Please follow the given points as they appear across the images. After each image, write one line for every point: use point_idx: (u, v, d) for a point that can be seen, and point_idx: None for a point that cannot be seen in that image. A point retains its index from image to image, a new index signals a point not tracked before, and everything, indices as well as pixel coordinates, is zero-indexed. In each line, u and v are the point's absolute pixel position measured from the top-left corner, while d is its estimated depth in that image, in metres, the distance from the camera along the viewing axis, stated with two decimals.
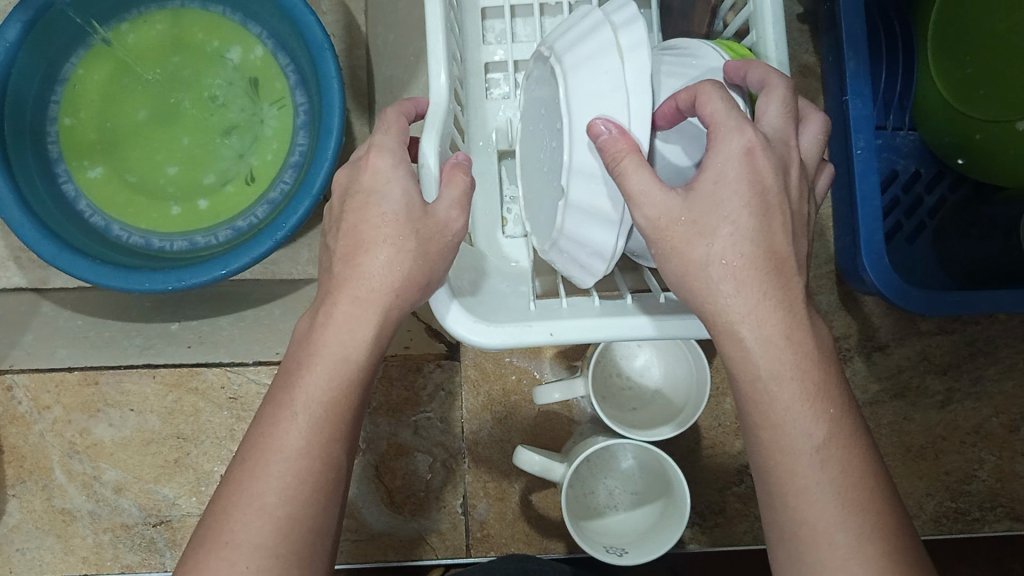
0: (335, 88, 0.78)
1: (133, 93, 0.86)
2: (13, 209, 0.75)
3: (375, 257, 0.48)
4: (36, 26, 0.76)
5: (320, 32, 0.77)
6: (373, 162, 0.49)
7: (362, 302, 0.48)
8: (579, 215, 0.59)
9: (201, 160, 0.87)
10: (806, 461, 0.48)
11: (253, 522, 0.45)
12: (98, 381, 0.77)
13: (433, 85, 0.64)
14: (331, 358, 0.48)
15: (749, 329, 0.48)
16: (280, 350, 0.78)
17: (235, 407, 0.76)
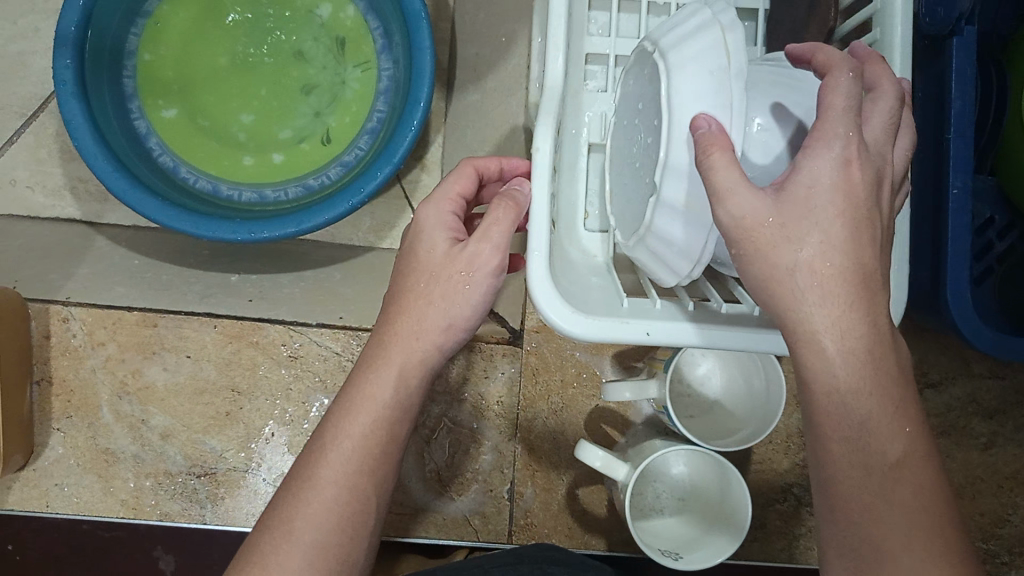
0: (427, 57, 0.76)
1: (216, 35, 0.84)
2: (88, 138, 0.72)
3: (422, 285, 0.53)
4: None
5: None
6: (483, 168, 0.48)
7: (418, 337, 0.52)
8: (667, 214, 0.52)
9: (277, 113, 0.85)
10: (917, 492, 0.47)
11: (315, 509, 0.50)
12: (155, 325, 0.76)
13: (550, 71, 0.63)
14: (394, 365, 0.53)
15: (877, 354, 0.46)
16: (342, 314, 0.78)
17: (293, 366, 0.76)
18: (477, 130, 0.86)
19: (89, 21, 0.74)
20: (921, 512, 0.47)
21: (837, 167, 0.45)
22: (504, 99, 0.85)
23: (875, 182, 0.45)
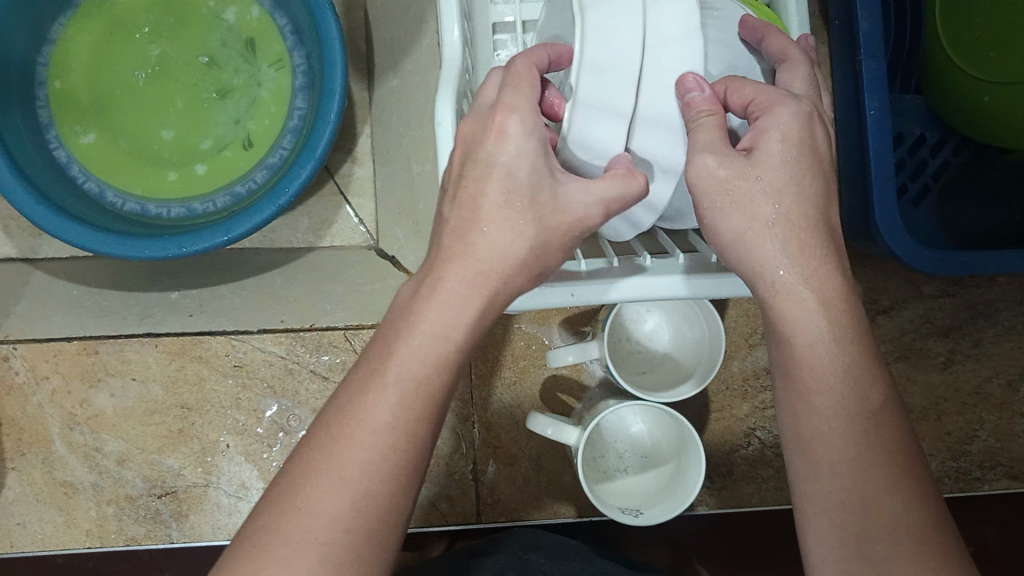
0: (337, 46, 0.76)
1: (126, 54, 0.83)
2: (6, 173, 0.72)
3: (498, 217, 0.45)
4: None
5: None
6: (502, 121, 0.45)
7: (475, 281, 0.45)
8: (588, 114, 0.49)
9: (196, 123, 0.84)
10: (834, 409, 0.46)
11: (330, 483, 0.42)
12: (97, 351, 0.76)
13: (446, 40, 0.62)
14: (451, 304, 0.45)
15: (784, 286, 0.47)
16: (284, 318, 0.78)
17: (240, 375, 0.76)
18: (400, 113, 0.84)
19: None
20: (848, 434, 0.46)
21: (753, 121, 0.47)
22: (423, 79, 0.84)
23: None
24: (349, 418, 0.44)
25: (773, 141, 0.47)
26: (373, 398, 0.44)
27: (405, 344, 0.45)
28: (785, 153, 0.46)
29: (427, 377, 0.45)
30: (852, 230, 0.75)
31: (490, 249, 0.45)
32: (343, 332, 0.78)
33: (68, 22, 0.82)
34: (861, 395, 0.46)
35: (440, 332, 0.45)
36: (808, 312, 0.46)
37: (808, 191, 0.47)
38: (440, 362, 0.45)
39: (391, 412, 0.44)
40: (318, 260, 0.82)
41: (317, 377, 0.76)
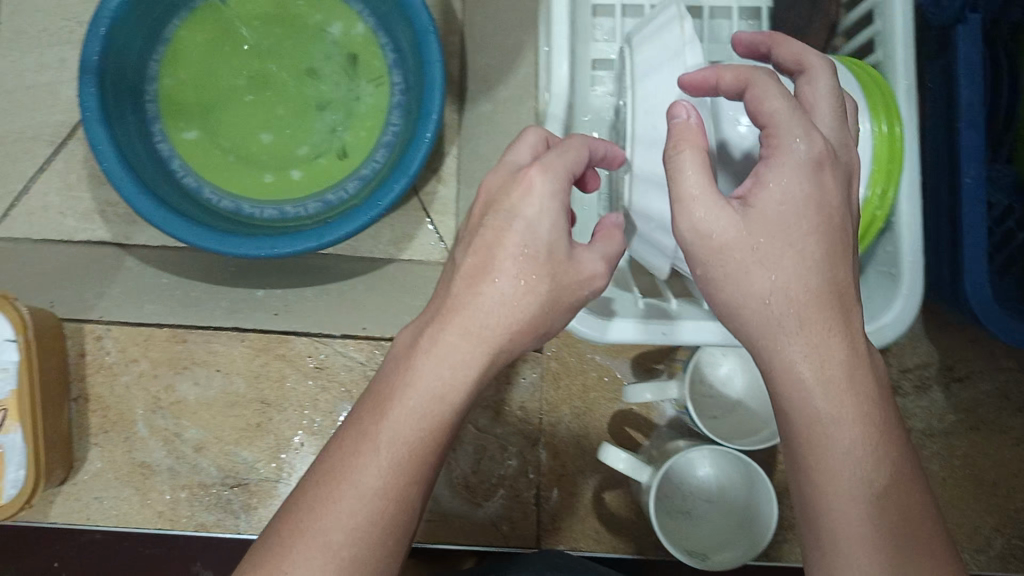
0: (438, 69, 0.79)
1: (235, 58, 0.87)
2: (117, 165, 0.75)
3: (509, 270, 0.48)
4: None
5: (427, 15, 0.80)
6: (535, 177, 0.48)
7: (461, 339, 0.47)
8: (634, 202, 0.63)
9: (295, 131, 0.87)
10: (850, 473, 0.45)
11: (316, 551, 0.44)
12: (185, 341, 0.79)
13: (555, 78, 0.65)
14: (445, 357, 0.47)
15: (799, 350, 0.46)
16: (366, 325, 0.80)
17: (320, 377, 0.78)
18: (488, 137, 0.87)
19: (110, 46, 0.77)
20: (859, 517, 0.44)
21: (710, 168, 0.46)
22: (514, 108, 0.87)
23: (847, 184, 0.47)
24: (342, 483, 0.45)
25: (769, 194, 0.45)
26: (364, 460, 0.45)
27: (398, 403, 0.46)
28: (802, 207, 0.45)
29: (419, 438, 0.46)
30: (935, 294, 0.75)
31: (478, 315, 0.47)
32: None
33: (184, 22, 0.85)
34: (881, 456, 0.45)
35: (437, 394, 0.46)
36: (812, 384, 0.46)
37: (823, 236, 0.46)
38: (432, 423, 0.46)
39: (378, 471, 0.45)
40: (401, 270, 0.84)
41: None
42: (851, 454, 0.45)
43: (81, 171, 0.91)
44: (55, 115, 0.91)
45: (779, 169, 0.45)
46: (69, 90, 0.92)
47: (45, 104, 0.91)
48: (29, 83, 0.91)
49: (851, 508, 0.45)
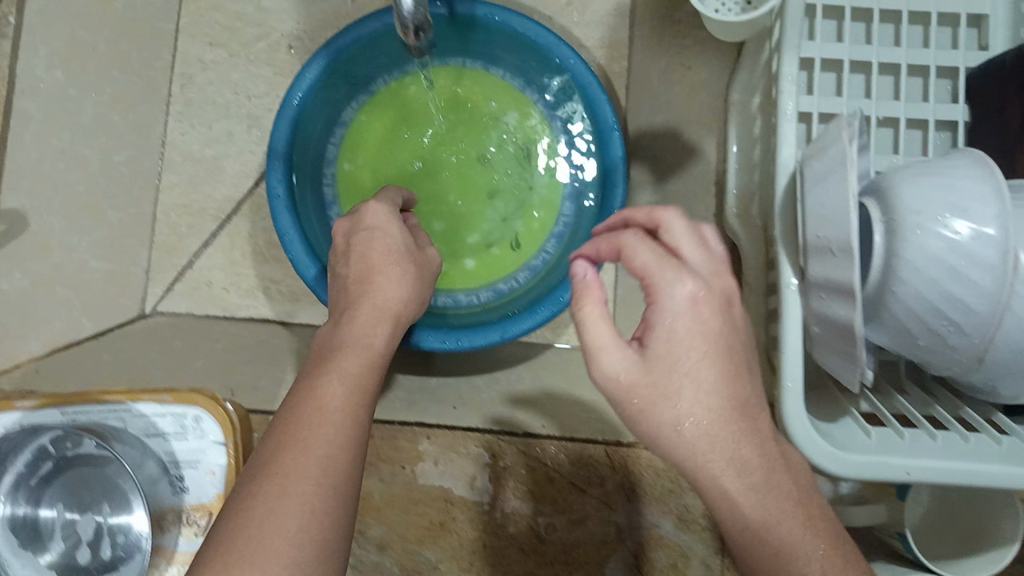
0: (620, 168, 0.79)
1: (409, 144, 0.87)
2: (302, 254, 0.76)
3: (367, 321, 0.61)
4: (336, 66, 0.81)
5: (612, 112, 0.79)
6: (373, 210, 0.67)
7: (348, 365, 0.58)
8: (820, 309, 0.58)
9: (466, 218, 0.86)
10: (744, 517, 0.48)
11: (290, 523, 0.48)
12: (372, 434, 0.78)
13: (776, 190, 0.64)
14: (338, 377, 0.56)
15: (696, 411, 0.49)
16: (547, 422, 0.79)
17: (503, 476, 0.78)
18: None
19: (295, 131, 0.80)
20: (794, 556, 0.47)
21: (704, 313, 0.50)
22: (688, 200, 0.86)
23: None
24: (295, 490, 0.49)
25: (661, 337, 0.50)
26: (302, 463, 0.51)
27: (308, 406, 0.54)
28: (645, 348, 0.50)
29: (330, 459, 0.52)
30: None
31: (374, 350, 0.60)
32: (606, 446, 0.78)
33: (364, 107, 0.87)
34: (762, 498, 0.48)
35: (338, 407, 0.55)
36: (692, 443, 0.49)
37: (718, 356, 0.50)
38: (339, 445, 0.53)
39: (312, 485, 0.50)
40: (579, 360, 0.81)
41: (575, 489, 0.78)
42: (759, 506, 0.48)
43: (246, 247, 0.91)
44: (222, 189, 0.91)
45: (666, 307, 0.50)
46: (236, 165, 0.92)
47: (212, 178, 0.92)
48: (197, 156, 0.92)
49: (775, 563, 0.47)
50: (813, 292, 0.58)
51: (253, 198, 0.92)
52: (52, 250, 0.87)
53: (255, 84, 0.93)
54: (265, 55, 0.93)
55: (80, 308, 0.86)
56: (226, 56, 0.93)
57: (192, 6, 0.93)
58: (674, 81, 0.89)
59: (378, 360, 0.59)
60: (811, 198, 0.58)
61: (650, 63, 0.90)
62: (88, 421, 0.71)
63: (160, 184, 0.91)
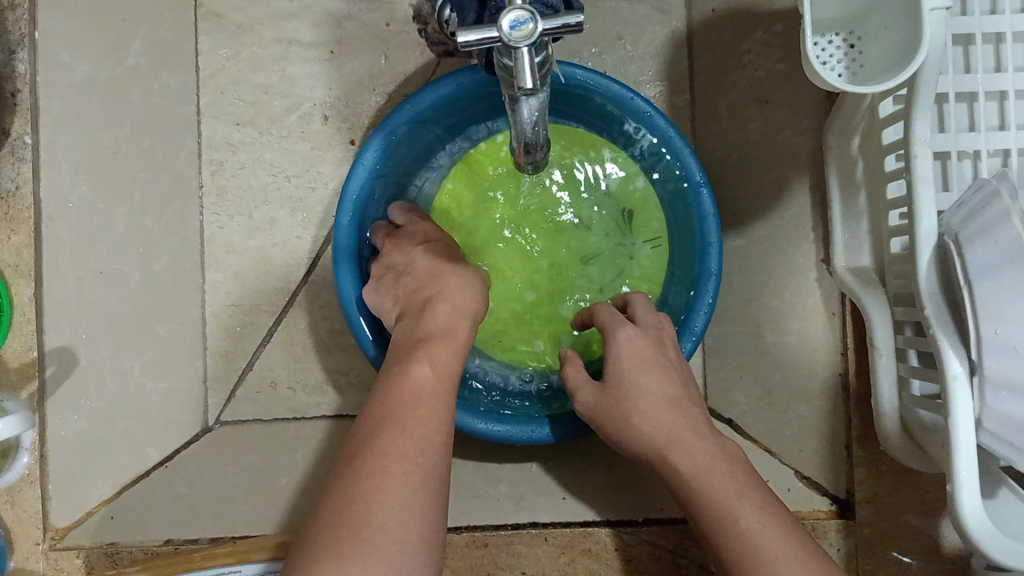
0: (712, 226, 0.72)
1: (493, 213, 0.80)
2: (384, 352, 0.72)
3: (449, 299, 0.62)
4: (406, 136, 0.75)
5: (698, 167, 0.72)
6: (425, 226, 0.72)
7: (435, 377, 0.56)
8: (998, 411, 0.54)
9: (558, 289, 0.81)
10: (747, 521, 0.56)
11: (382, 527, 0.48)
12: (487, 544, 0.75)
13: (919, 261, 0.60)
14: (420, 388, 0.55)
15: (661, 429, 0.62)
16: (666, 505, 0.76)
17: (630, 569, 0.75)
18: (751, 278, 0.81)
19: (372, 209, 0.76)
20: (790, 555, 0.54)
21: (639, 345, 0.65)
22: (779, 244, 0.81)
23: None
24: (385, 493, 0.49)
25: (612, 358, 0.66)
26: (397, 470, 0.50)
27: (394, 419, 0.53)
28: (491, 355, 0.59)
29: (428, 443, 0.52)
30: None
31: (457, 342, 0.60)
32: None
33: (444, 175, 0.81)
34: (766, 518, 0.56)
35: (430, 432, 0.53)
36: (696, 462, 0.60)
37: (656, 369, 0.65)
38: (421, 455, 0.52)
39: (412, 465, 0.51)
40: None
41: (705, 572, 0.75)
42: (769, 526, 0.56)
43: (308, 341, 0.82)
44: (272, 282, 0.83)
45: (617, 343, 0.66)
46: (284, 253, 0.83)
47: (261, 271, 0.83)
48: (239, 249, 0.83)
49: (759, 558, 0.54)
50: (988, 389, 0.54)
51: (307, 286, 0.83)
52: (105, 382, 0.80)
53: (292, 161, 0.84)
54: (299, 127, 0.85)
55: (144, 438, 0.80)
56: (257, 135, 0.84)
57: (211, 83, 0.84)
58: (749, 115, 0.82)
59: (461, 350, 0.60)
60: (980, 289, 0.53)
61: (720, 95, 0.83)
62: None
63: (205, 286, 0.83)
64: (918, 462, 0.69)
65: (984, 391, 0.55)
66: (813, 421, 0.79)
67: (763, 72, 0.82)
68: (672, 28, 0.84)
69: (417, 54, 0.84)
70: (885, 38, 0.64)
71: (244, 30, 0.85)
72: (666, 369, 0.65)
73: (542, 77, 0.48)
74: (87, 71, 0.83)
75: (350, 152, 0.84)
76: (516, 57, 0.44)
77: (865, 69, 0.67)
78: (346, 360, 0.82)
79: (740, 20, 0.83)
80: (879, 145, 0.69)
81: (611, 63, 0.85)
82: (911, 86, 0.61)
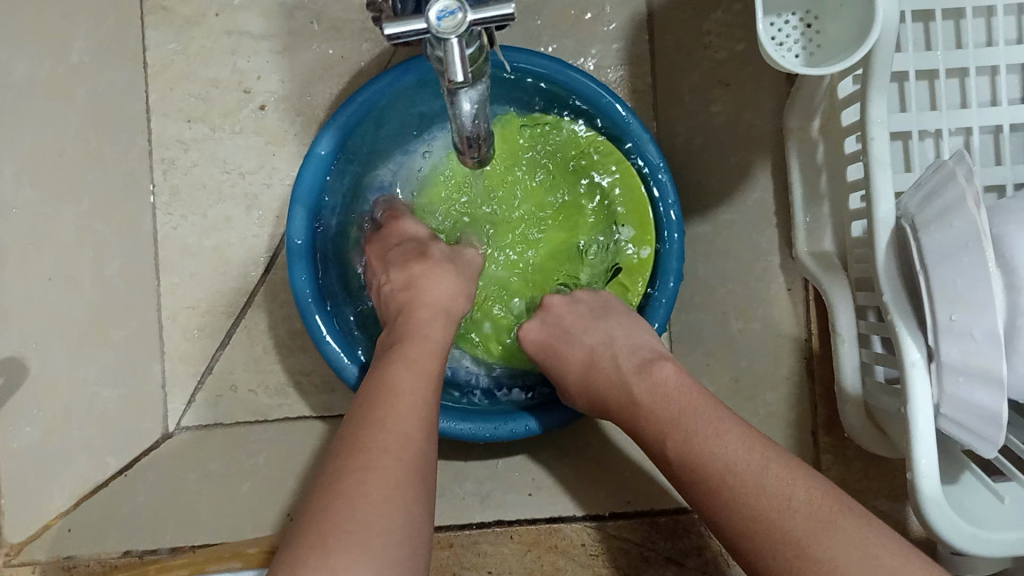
0: (673, 213, 0.71)
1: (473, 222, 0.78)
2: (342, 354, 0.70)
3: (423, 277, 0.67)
4: (361, 125, 0.73)
5: (658, 153, 0.71)
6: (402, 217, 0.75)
7: (422, 343, 0.61)
8: (957, 396, 0.53)
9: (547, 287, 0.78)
10: (722, 459, 0.54)
11: (360, 509, 0.47)
12: (452, 544, 0.74)
13: (877, 246, 0.59)
14: (410, 357, 0.59)
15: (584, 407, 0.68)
16: (631, 497, 0.75)
17: (597, 564, 0.74)
18: (715, 265, 0.80)
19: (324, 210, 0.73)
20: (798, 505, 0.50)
21: (547, 331, 0.72)
22: (743, 229, 0.79)
23: None
24: (374, 465, 0.49)
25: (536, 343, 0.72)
26: (383, 440, 0.51)
27: (385, 389, 0.55)
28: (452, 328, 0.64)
29: (411, 423, 0.53)
30: None
31: (431, 345, 0.61)
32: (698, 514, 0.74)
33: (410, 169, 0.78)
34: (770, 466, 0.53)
35: (417, 393, 0.55)
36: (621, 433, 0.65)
37: (560, 347, 0.70)
38: (407, 423, 0.53)
39: (395, 451, 0.51)
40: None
41: (673, 564, 0.74)
42: (745, 448, 0.54)
43: (268, 341, 0.81)
44: (230, 282, 0.82)
45: (538, 337, 0.72)
46: (241, 252, 0.82)
47: (218, 271, 0.82)
48: (195, 249, 0.82)
49: (757, 499, 0.52)
50: (945, 375, 0.53)
51: (265, 285, 0.82)
52: (60, 389, 0.78)
53: (246, 157, 0.82)
54: (252, 122, 0.83)
55: (102, 446, 0.78)
56: (208, 131, 0.83)
57: (159, 79, 0.82)
58: (711, 97, 0.81)
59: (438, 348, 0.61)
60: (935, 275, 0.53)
61: (681, 78, 0.82)
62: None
63: (160, 287, 0.81)
64: (881, 449, 0.68)
65: (942, 377, 0.54)
66: (781, 408, 0.78)
67: (724, 54, 0.81)
68: (631, 11, 0.83)
69: (371, 45, 0.83)
70: (842, 17, 0.63)
71: (192, 23, 0.83)
72: (610, 319, 0.69)
73: (477, 68, 0.46)
74: (27, 69, 0.81)
75: (305, 147, 0.83)
76: (447, 48, 0.43)
77: (822, 49, 0.65)
78: (307, 359, 0.81)
79: (700, 0, 0.81)
80: (839, 127, 0.68)
81: (571, 47, 0.83)
82: (867, 65, 0.60)
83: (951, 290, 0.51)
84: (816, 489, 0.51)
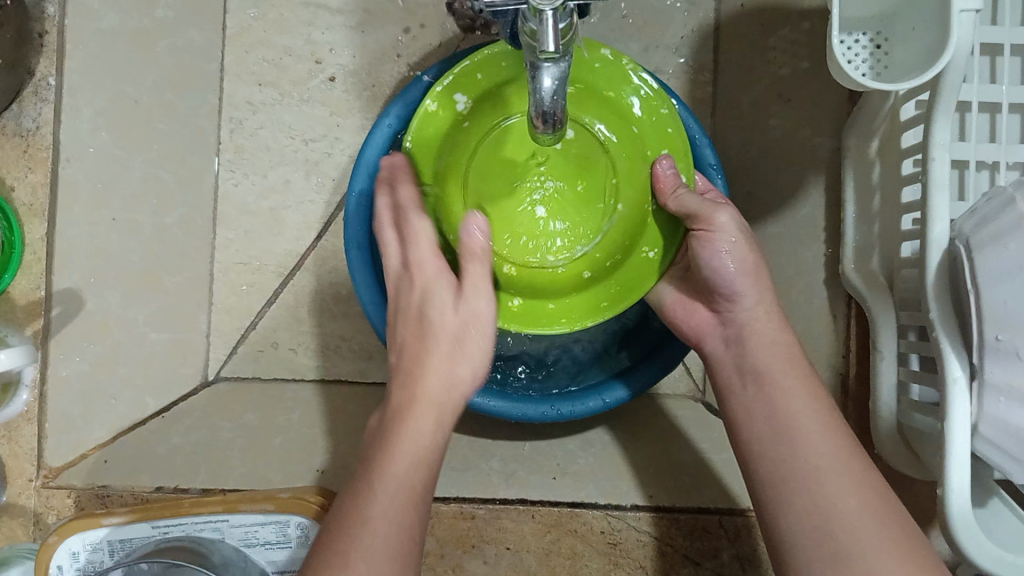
0: None
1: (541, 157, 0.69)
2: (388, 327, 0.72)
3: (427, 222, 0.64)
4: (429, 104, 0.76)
5: (714, 158, 0.72)
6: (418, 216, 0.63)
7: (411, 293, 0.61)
8: (1000, 420, 0.54)
9: (564, 316, 0.67)
10: (797, 467, 0.55)
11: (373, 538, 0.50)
12: (474, 517, 0.75)
13: (928, 264, 0.60)
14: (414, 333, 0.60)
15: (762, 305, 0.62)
16: (652, 493, 0.76)
17: (614, 552, 0.75)
18: None
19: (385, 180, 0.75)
20: (846, 501, 0.52)
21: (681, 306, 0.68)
22: (790, 244, 0.80)
23: None
24: (377, 508, 0.51)
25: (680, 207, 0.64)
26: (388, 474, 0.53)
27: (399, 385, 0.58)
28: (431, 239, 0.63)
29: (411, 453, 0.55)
30: None
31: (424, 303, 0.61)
32: (718, 517, 0.75)
33: None
34: (826, 451, 0.55)
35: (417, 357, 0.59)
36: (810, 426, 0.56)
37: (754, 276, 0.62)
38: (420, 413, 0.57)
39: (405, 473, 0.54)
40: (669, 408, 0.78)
41: (688, 563, 0.74)
42: (824, 460, 0.54)
43: (312, 303, 0.82)
44: (284, 243, 0.84)
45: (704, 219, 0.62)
46: (296, 216, 0.84)
47: (272, 233, 0.84)
48: (253, 208, 0.84)
49: (811, 514, 0.53)
50: (987, 394, 0.54)
51: (317, 250, 0.83)
52: (108, 328, 0.81)
53: (310, 126, 0.85)
54: (320, 93, 0.85)
55: (144, 387, 0.81)
56: (278, 97, 0.85)
57: (235, 42, 0.85)
58: (770, 111, 0.82)
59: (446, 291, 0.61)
60: (986, 294, 0.53)
61: (743, 91, 0.83)
62: (182, 536, 0.74)
63: (215, 241, 0.83)
64: (908, 468, 0.69)
65: (983, 395, 0.55)
66: None
67: (788, 70, 0.82)
68: (699, 19, 0.84)
69: (442, 29, 0.84)
70: (913, 40, 0.64)
71: None
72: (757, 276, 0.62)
73: (566, 43, 0.48)
74: (116, 20, 0.83)
75: (370, 121, 0.85)
76: (541, 20, 0.45)
77: (888, 70, 0.67)
78: (349, 324, 0.82)
79: (768, 16, 0.83)
80: (897, 149, 0.69)
81: (636, 50, 0.84)
82: (934, 88, 0.61)
83: (1005, 309, 0.52)
84: (863, 493, 0.52)
